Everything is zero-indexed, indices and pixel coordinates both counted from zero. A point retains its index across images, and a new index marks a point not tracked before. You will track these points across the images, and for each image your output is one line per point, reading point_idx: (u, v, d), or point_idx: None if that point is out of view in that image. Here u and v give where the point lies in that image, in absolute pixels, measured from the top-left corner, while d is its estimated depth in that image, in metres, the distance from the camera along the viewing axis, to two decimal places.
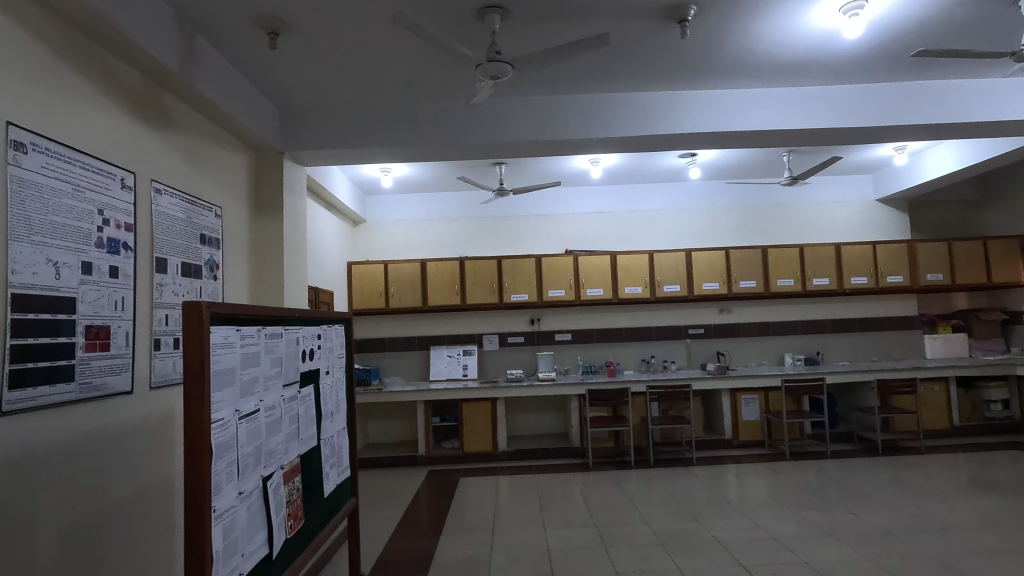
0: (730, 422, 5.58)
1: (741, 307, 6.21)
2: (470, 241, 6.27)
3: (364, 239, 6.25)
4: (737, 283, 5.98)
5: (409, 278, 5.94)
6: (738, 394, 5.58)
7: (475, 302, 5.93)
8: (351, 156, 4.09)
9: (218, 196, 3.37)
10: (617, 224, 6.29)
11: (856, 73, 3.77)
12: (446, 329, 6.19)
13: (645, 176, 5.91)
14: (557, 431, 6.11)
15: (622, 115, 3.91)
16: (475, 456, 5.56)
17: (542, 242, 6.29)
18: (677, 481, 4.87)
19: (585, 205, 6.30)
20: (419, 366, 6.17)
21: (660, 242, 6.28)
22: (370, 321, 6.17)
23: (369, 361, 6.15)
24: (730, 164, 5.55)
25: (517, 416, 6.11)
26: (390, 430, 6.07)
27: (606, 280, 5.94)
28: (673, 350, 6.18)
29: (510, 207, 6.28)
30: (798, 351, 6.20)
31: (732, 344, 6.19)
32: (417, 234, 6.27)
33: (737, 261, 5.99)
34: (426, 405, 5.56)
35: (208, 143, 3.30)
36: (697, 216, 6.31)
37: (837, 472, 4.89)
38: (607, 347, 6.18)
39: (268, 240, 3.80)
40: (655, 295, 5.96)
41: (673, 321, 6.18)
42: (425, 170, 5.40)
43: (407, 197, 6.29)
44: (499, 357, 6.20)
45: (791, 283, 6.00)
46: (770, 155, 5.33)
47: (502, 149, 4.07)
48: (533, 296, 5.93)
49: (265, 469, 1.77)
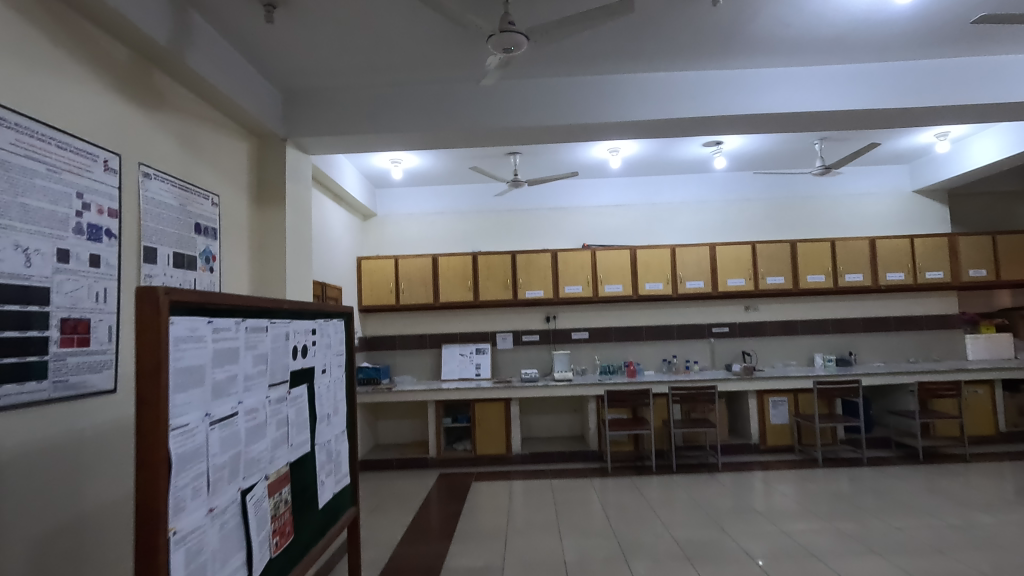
0: (757, 426, 5.27)
1: (768, 305, 5.89)
2: (483, 236, 6.04)
3: (374, 233, 6.05)
4: (764, 279, 5.67)
5: (420, 273, 5.74)
6: (766, 396, 5.27)
7: (488, 298, 5.71)
8: (357, 144, 3.90)
9: (216, 184, 3.19)
10: (636, 218, 6.02)
11: (902, 49, 3.46)
12: (459, 327, 5.97)
13: (666, 166, 5.62)
14: (574, 433, 5.86)
15: (644, 97, 3.65)
16: (488, 459, 5.33)
17: (559, 236, 6.03)
18: (701, 487, 4.59)
19: (603, 197, 6.04)
20: (430, 365, 5.97)
21: (682, 236, 5.99)
22: (381, 318, 5.98)
23: (379, 360, 5.97)
24: (757, 153, 5.26)
25: (532, 418, 5.87)
26: (400, 430, 5.87)
27: (625, 276, 5.67)
28: (695, 349, 5.89)
29: (525, 200, 6.04)
30: (829, 351, 5.86)
31: (759, 343, 5.88)
32: (429, 228, 6.07)
33: (764, 256, 5.68)
34: (437, 405, 5.35)
35: (205, 128, 3.12)
36: (721, 209, 6.00)
37: (874, 480, 4.57)
38: (626, 346, 5.91)
39: (269, 232, 3.61)
40: (677, 292, 5.68)
41: (695, 319, 5.89)
42: (436, 160, 5.19)
43: (418, 190, 6.09)
44: (514, 356, 5.97)
45: (822, 279, 5.67)
46: (800, 143, 5.03)
47: (516, 135, 3.84)
48: (548, 292, 5.68)
49: (244, 481, 1.56)
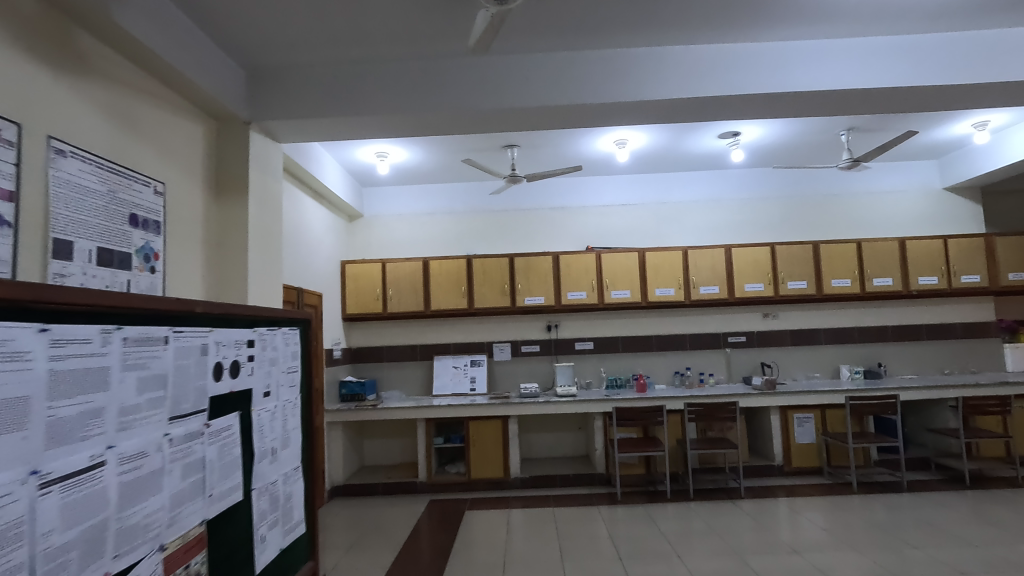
0: (781, 446, 4.77)
1: (789, 312, 5.41)
2: (479, 238, 5.58)
3: (361, 236, 5.59)
4: (785, 284, 5.20)
5: (410, 279, 5.27)
6: (790, 412, 4.77)
7: (484, 305, 5.22)
8: (333, 131, 3.44)
9: (161, 171, 2.72)
10: (645, 218, 5.56)
11: (953, 15, 3.02)
12: (452, 337, 5.49)
13: (677, 161, 5.19)
14: (578, 454, 5.34)
15: (660, 74, 3.20)
16: (484, 483, 4.82)
17: (561, 238, 5.57)
18: (723, 516, 4.08)
19: (608, 196, 5.58)
20: (421, 379, 5.47)
21: (694, 238, 5.53)
22: (367, 328, 5.49)
23: (366, 374, 5.47)
24: (778, 146, 4.82)
25: (532, 436, 5.37)
26: (388, 451, 5.35)
27: (634, 281, 5.21)
28: (710, 361, 5.41)
29: (524, 199, 5.59)
30: (856, 362, 5.38)
31: (779, 354, 5.40)
32: (420, 229, 5.60)
33: (784, 259, 5.22)
34: (427, 423, 4.84)
35: (146, 105, 2.66)
36: (736, 208, 5.55)
37: (918, 507, 4.06)
38: (634, 358, 5.42)
39: (229, 229, 3.13)
40: (689, 298, 5.20)
41: (709, 328, 5.41)
42: (426, 154, 4.75)
43: (408, 189, 5.63)
44: (512, 368, 5.47)
45: (847, 284, 5.20)
46: (825, 134, 4.61)
47: (513, 119, 3.38)
48: (549, 298, 5.20)
49: (115, 561, 1.08)
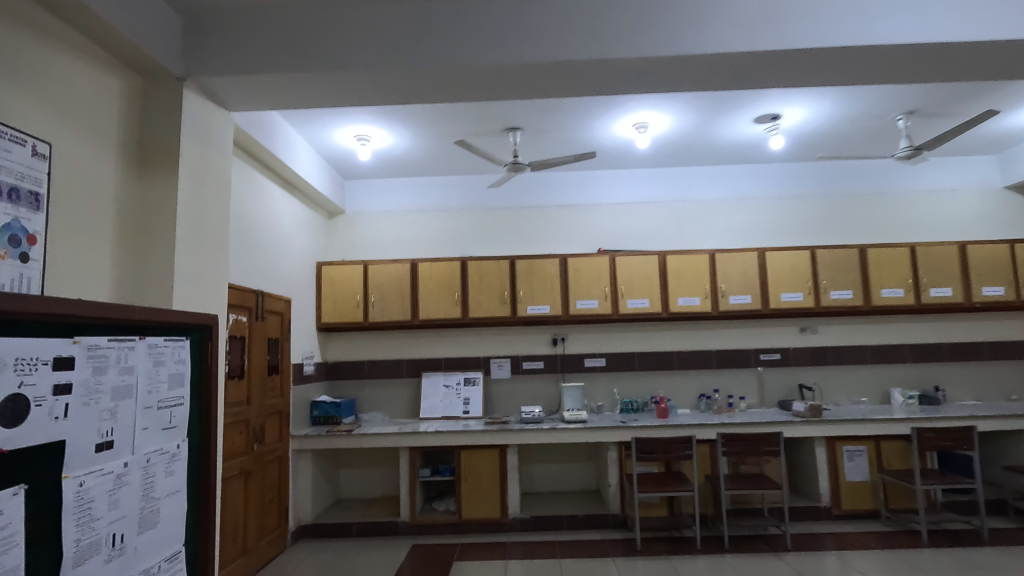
0: (828, 484, 4.04)
1: (830, 326, 4.72)
2: (475, 238, 4.91)
3: (341, 235, 4.92)
4: (827, 293, 4.51)
5: (396, 283, 4.59)
6: (839, 444, 4.04)
7: (480, 314, 4.53)
8: (293, 95, 2.77)
9: (47, 128, 2.04)
10: (665, 218, 4.89)
11: None
12: (444, 351, 4.79)
13: (703, 152, 4.53)
14: (587, 488, 4.62)
15: (703, 22, 2.53)
16: (476, 525, 4.07)
17: (569, 239, 4.89)
18: (767, 571, 3.33)
19: (623, 192, 4.92)
20: (408, 399, 4.76)
21: (721, 241, 4.86)
22: (347, 340, 4.80)
23: (343, 392, 4.76)
24: (824, 135, 4.17)
25: (535, 467, 4.64)
26: (367, 482, 4.63)
27: (653, 288, 4.52)
28: (740, 382, 4.70)
29: (527, 195, 4.93)
30: (909, 386, 4.66)
31: (819, 374, 4.69)
32: (408, 228, 4.93)
33: (825, 265, 4.53)
34: (410, 453, 4.12)
35: (28, 37, 1.99)
36: (769, 207, 4.88)
37: (1007, 562, 3.30)
38: (652, 378, 4.71)
39: (152, 210, 2.45)
40: (717, 309, 4.51)
41: (739, 343, 4.72)
42: (415, 137, 4.10)
43: (396, 182, 4.98)
44: (512, 388, 4.76)
45: (900, 294, 4.50)
46: (877, 119, 3.97)
47: (515, 80, 2.70)
48: (555, 308, 4.51)
49: None
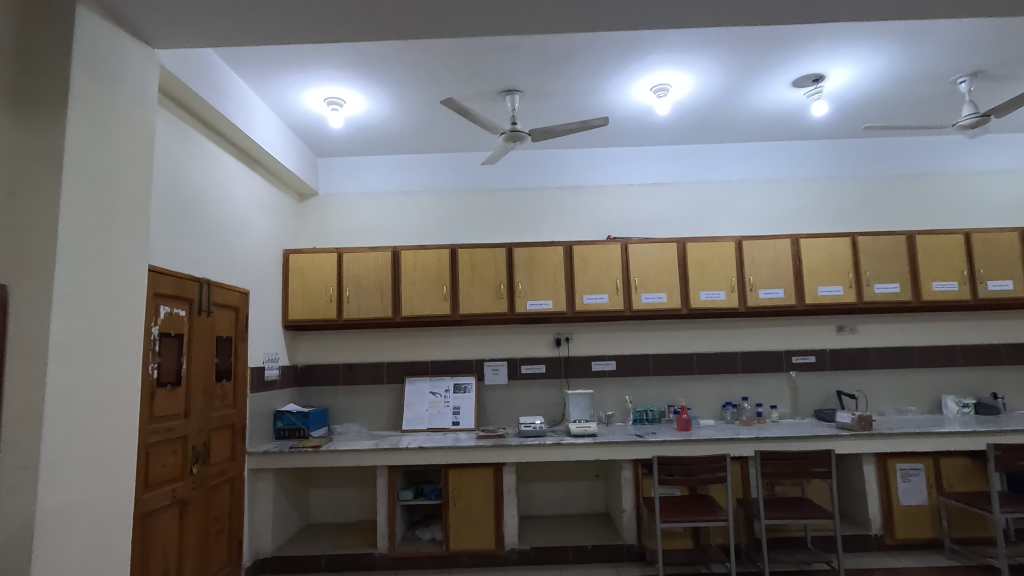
0: (880, 508, 3.45)
1: (871, 325, 4.14)
2: (468, 224, 4.30)
3: (315, 220, 4.31)
4: (870, 287, 3.93)
5: (374, 275, 3.98)
6: (891, 462, 3.46)
7: (471, 311, 3.93)
8: (231, 27, 2.16)
9: None
10: (684, 202, 4.30)
11: None
12: (431, 353, 4.18)
13: (729, 125, 3.96)
14: (595, 511, 4.01)
15: None
16: (467, 558, 3.46)
17: (573, 226, 4.30)
18: None
19: (636, 172, 4.33)
20: (389, 409, 4.14)
21: (746, 228, 4.28)
22: (320, 340, 4.18)
23: (315, 401, 4.14)
24: (873, 101, 3.60)
25: (535, 487, 4.03)
26: (341, 505, 4.00)
27: (671, 281, 3.93)
28: (771, 389, 4.10)
29: (526, 176, 4.34)
30: (962, 393, 4.08)
31: (860, 380, 4.10)
32: (390, 212, 4.32)
33: (868, 254, 3.96)
34: (389, 473, 3.50)
35: None
36: (801, 190, 4.30)
37: None
38: (670, 384, 4.11)
39: (27, 158, 1.84)
40: (745, 304, 3.93)
41: (768, 344, 4.13)
42: (395, 101, 3.50)
43: (377, 160, 4.37)
44: (509, 396, 4.15)
45: (953, 288, 3.92)
46: (935, 82, 3.40)
47: (514, 5, 2.10)
48: (559, 303, 3.91)
49: None
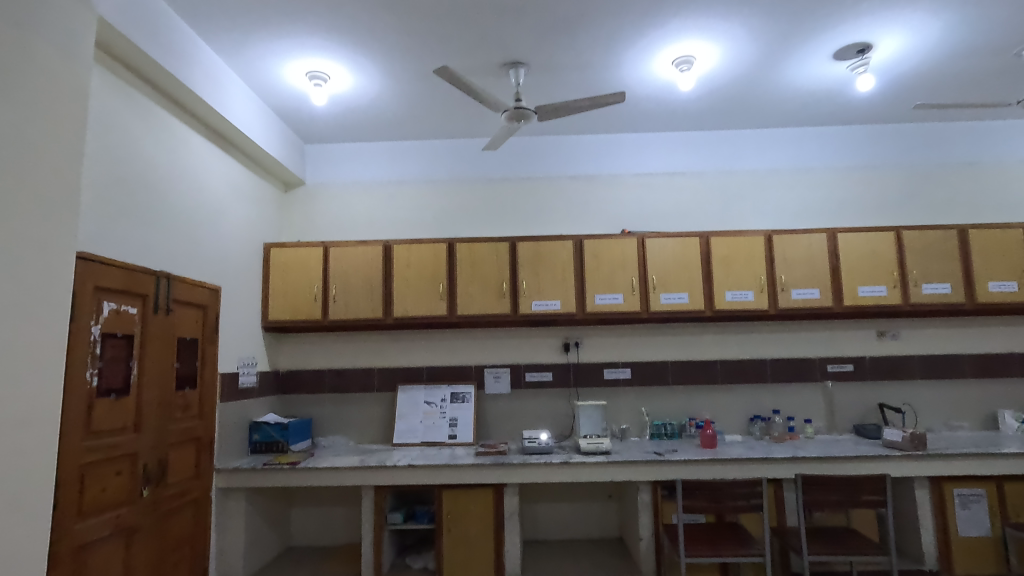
0: (935, 541, 3.00)
1: (917, 330, 3.71)
2: (468, 217, 3.92)
3: (300, 212, 3.95)
4: (918, 287, 3.50)
5: (363, 271, 3.60)
6: (947, 486, 3.02)
7: (470, 312, 3.54)
8: None
9: None
10: (707, 192, 3.90)
11: None
12: (427, 358, 3.79)
13: (758, 107, 3.56)
14: (607, 536, 3.60)
15: None
16: None
17: (583, 219, 3.90)
18: None
19: (653, 160, 3.94)
20: (380, 420, 3.75)
21: (775, 222, 3.87)
22: (304, 344, 3.81)
23: (298, 410, 3.77)
24: (924, 76, 3.18)
25: (541, 508, 3.62)
26: (326, 526, 3.61)
27: (693, 279, 3.52)
28: (804, 400, 3.68)
29: (532, 164, 3.95)
30: (1021, 407, 3.63)
31: (905, 391, 3.67)
32: (383, 204, 3.94)
33: (914, 251, 3.54)
34: (376, 494, 3.10)
35: None
36: (836, 180, 3.88)
37: None
38: (691, 394, 3.70)
39: None
40: (776, 306, 3.51)
41: (801, 350, 3.71)
42: (385, 76, 3.12)
43: (369, 147, 4.00)
44: (512, 406, 3.75)
45: (1012, 289, 3.49)
46: (997, 53, 2.99)
47: None
48: (567, 304, 3.51)
49: None
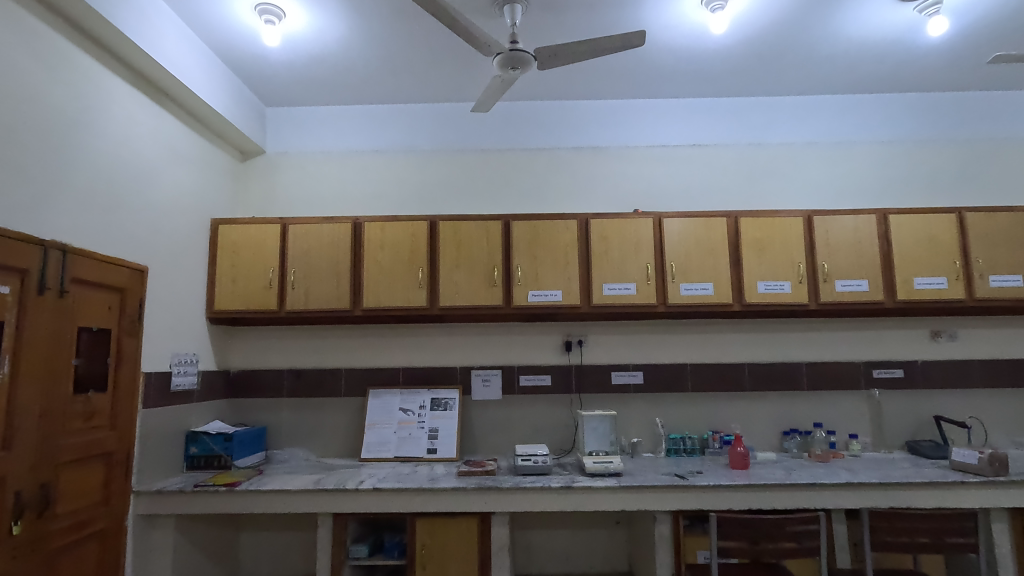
0: None
1: (977, 330, 3.17)
2: (454, 194, 3.37)
3: (259, 185, 3.38)
4: (984, 279, 2.96)
5: (328, 253, 3.04)
6: None
7: (454, 302, 2.97)
8: None
9: None
10: (731, 168, 3.35)
11: None
12: (403, 358, 3.23)
13: (797, 64, 3.01)
14: (613, 570, 3.04)
15: None
16: None
17: (588, 197, 3.35)
18: None
19: (670, 130, 3.39)
20: (346, 430, 3.18)
21: (811, 203, 3.33)
22: (260, 340, 3.25)
23: (251, 417, 3.20)
24: (1002, 20, 2.64)
25: (535, 536, 3.06)
26: (280, 556, 3.04)
27: (719, 267, 2.97)
28: (846, 412, 3.13)
29: (530, 133, 3.40)
30: None
31: (965, 402, 3.12)
32: (355, 176, 3.38)
33: (979, 236, 3.00)
34: (334, 524, 2.53)
35: None
36: (883, 156, 3.34)
37: None
38: (713, 403, 3.14)
39: None
40: (817, 300, 2.96)
41: (843, 353, 3.16)
42: (351, 13, 2.56)
43: (340, 111, 3.44)
44: (502, 415, 3.18)
45: None
46: None
47: None
48: (570, 294, 2.96)
49: None
